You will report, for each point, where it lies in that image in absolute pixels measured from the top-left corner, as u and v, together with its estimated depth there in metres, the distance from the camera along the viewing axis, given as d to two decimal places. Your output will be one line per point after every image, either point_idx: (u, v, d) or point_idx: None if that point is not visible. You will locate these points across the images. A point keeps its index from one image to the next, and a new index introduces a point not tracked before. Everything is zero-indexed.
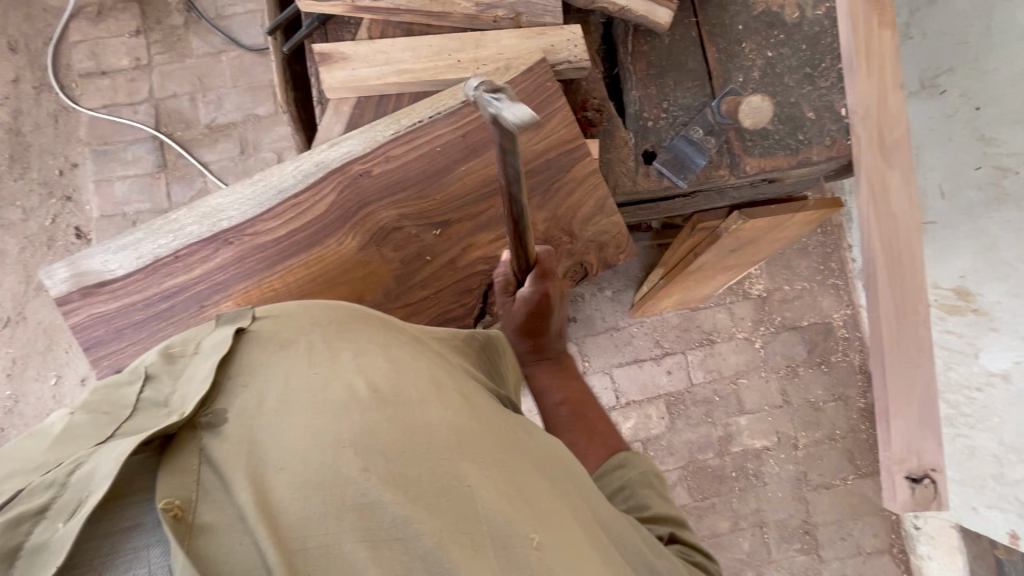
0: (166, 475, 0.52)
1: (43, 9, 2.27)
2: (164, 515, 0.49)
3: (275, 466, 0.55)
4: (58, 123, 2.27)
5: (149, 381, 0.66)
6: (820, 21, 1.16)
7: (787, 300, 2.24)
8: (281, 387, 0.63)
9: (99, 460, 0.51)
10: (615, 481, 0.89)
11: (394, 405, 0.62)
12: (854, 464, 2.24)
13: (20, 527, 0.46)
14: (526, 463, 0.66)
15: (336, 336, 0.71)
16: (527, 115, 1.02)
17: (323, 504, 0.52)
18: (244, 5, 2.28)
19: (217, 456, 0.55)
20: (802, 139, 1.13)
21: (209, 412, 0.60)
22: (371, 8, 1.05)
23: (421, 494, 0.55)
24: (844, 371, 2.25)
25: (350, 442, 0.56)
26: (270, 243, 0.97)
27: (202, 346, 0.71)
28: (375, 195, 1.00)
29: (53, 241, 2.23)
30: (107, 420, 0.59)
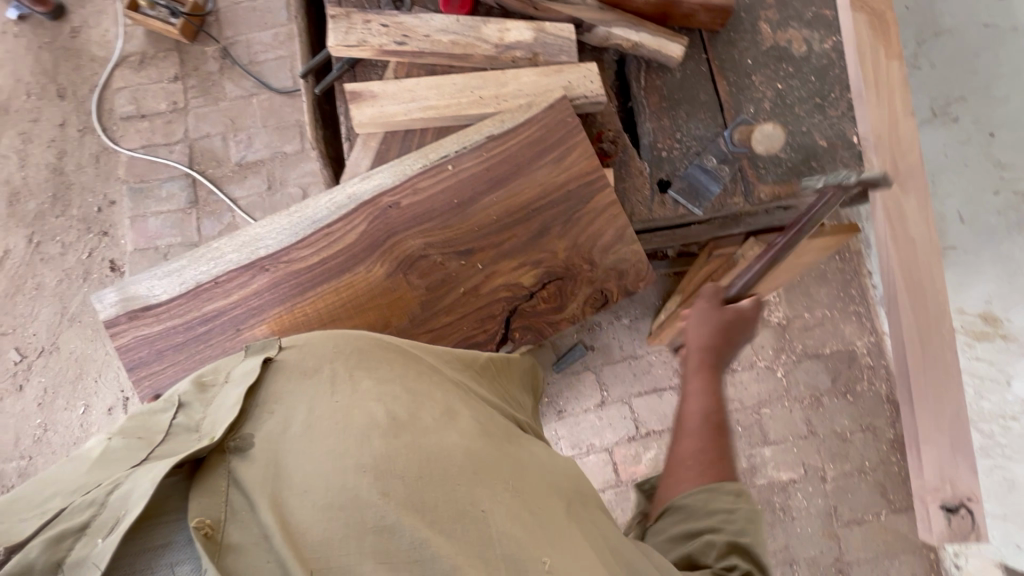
0: (198, 494, 0.55)
1: (91, 59, 2.45)
2: (196, 533, 0.51)
3: (300, 488, 0.58)
4: (99, 162, 2.40)
5: (181, 408, 0.68)
6: (827, 54, 1.20)
7: (808, 328, 2.23)
8: (304, 413, 0.66)
9: (136, 480, 0.53)
10: (726, 501, 0.87)
11: (412, 433, 0.66)
12: (887, 498, 2.15)
13: (62, 543, 0.48)
14: (537, 489, 0.70)
15: (356, 367, 0.74)
16: (546, 149, 1.07)
17: (344, 526, 0.55)
18: (275, 51, 2.43)
19: (244, 479, 0.58)
20: (816, 167, 1.15)
21: (237, 437, 0.63)
22: (396, 51, 1.11)
23: (437, 517, 0.59)
24: (871, 401, 2.20)
25: (370, 467, 0.60)
26: (306, 269, 1.01)
27: (232, 375, 0.73)
28: (401, 228, 1.04)
29: (89, 274, 2.33)
30: (141, 445, 0.62)
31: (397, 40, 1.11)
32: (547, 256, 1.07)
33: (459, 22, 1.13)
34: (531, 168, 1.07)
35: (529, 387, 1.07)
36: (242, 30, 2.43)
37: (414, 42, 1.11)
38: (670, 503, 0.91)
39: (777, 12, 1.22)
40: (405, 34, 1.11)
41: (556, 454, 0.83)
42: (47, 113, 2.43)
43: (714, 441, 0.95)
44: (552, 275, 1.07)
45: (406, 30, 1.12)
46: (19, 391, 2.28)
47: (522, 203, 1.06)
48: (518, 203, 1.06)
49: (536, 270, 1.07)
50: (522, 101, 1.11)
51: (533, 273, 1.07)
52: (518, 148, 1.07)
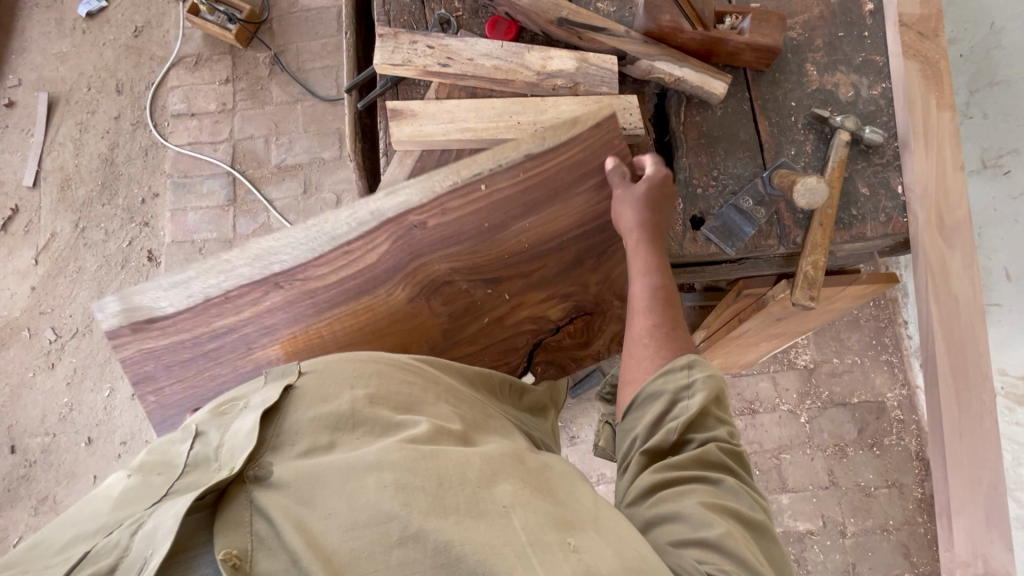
0: (222, 529, 0.61)
1: (150, 57, 2.57)
2: (224, 565, 0.57)
3: (322, 514, 0.63)
4: (147, 156, 2.50)
5: (198, 437, 0.73)
6: (875, 100, 1.17)
7: (836, 374, 2.16)
8: (324, 439, 0.72)
9: (157, 519, 0.59)
10: (680, 379, 0.86)
11: (429, 447, 0.70)
12: (910, 561, 2.04)
13: None
14: (559, 493, 0.73)
15: (375, 396, 0.78)
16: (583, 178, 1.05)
17: (372, 541, 0.61)
18: (323, 61, 2.52)
19: (266, 505, 0.63)
20: (856, 215, 1.11)
21: (256, 465, 0.68)
22: (440, 73, 1.13)
23: (459, 516, 0.64)
24: (899, 457, 2.11)
25: (389, 482, 0.65)
26: (328, 285, 1.02)
27: (252, 402, 0.77)
28: (421, 250, 1.03)
29: (127, 262, 2.41)
30: (161, 479, 0.67)
31: (441, 62, 1.13)
32: (578, 289, 1.09)
33: (504, 47, 1.15)
34: (568, 196, 1.06)
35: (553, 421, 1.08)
36: (294, 39, 2.53)
37: (458, 65, 1.13)
38: (635, 392, 0.90)
39: (825, 55, 1.20)
40: (450, 56, 1.14)
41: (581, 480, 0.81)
42: (104, 106, 2.55)
43: (662, 310, 0.94)
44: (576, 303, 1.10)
45: (451, 52, 1.14)
46: (50, 368, 2.36)
47: (553, 235, 1.06)
48: (549, 234, 1.06)
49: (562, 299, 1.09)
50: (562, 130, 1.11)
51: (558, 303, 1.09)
52: (553, 174, 1.05)
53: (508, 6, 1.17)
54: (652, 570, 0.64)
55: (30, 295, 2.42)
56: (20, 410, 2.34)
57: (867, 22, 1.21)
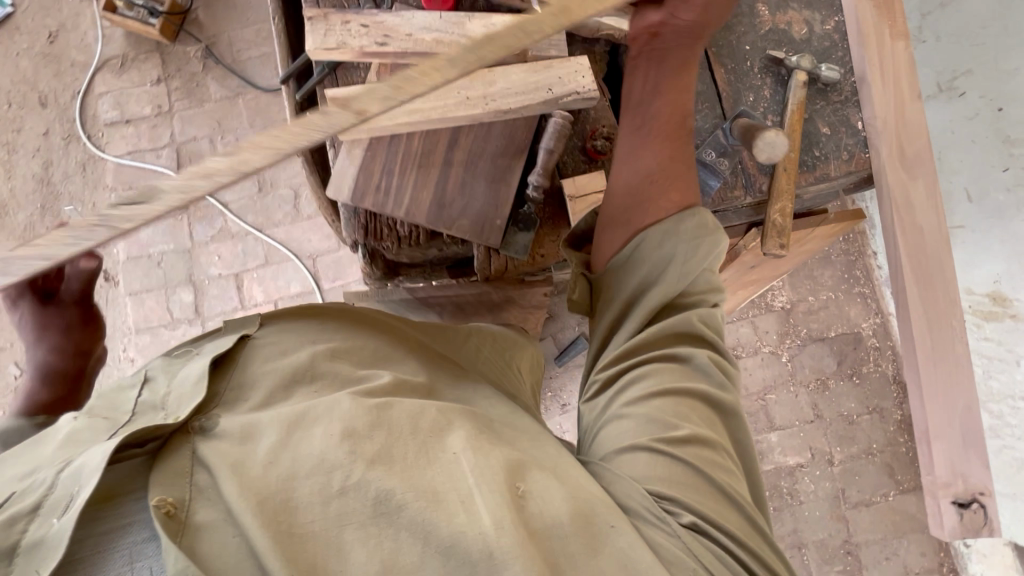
0: (157, 477, 0.69)
1: (71, 64, 2.40)
2: (158, 512, 0.64)
3: (263, 462, 0.71)
4: (86, 171, 2.36)
5: (147, 388, 0.84)
6: (829, 35, 1.15)
7: (812, 311, 2.21)
8: (280, 391, 0.84)
9: (82, 461, 0.67)
10: (674, 249, 0.92)
11: (378, 401, 0.81)
12: (895, 479, 2.14)
13: (16, 526, 0.62)
14: (491, 435, 0.84)
15: (334, 352, 0.92)
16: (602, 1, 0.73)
17: (314, 490, 0.70)
18: (259, 49, 2.38)
19: (207, 459, 0.71)
20: (819, 155, 1.10)
21: (199, 419, 0.77)
22: (378, 52, 1.07)
23: (400, 467, 0.73)
24: (877, 383, 2.18)
25: (337, 434, 0.75)
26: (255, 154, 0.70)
27: (201, 355, 0.88)
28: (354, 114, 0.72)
29: None
30: (104, 426, 0.77)
31: (379, 40, 1.07)
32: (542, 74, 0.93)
33: (443, 18, 1.09)
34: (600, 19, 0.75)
35: (527, 366, 1.18)
36: (224, 28, 2.38)
37: (397, 42, 1.07)
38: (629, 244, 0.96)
39: None
40: (387, 34, 1.07)
41: (517, 413, 0.96)
42: (30, 122, 2.39)
43: (667, 155, 0.96)
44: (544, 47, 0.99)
45: (387, 29, 1.07)
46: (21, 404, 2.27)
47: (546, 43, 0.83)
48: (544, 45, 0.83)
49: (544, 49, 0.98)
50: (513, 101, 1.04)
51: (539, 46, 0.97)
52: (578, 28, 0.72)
53: None
54: (586, 498, 0.76)
55: None
56: None
57: None
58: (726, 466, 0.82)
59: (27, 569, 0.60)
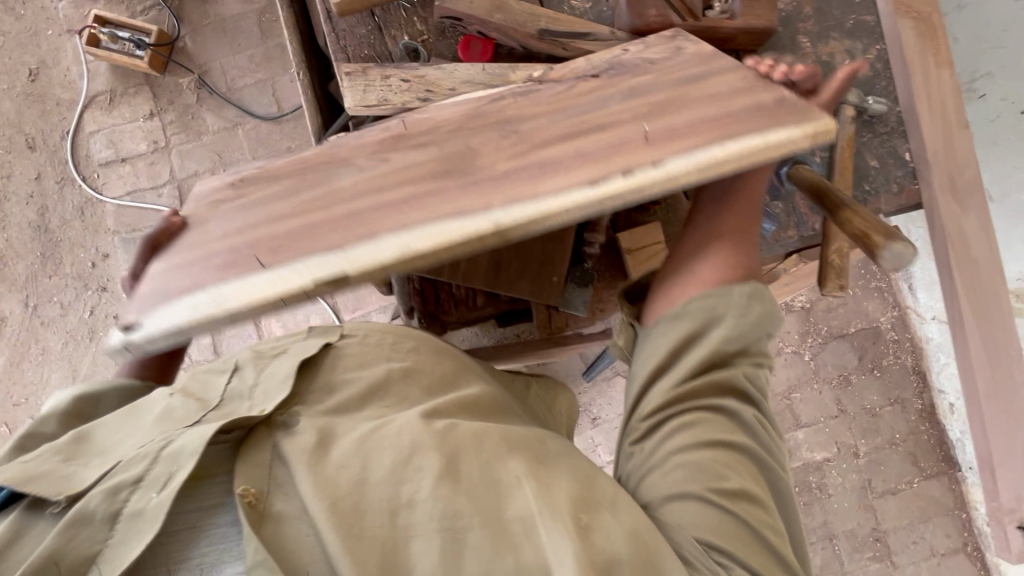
0: (242, 468, 0.70)
1: (57, 103, 2.29)
2: (241, 501, 0.66)
3: (336, 465, 0.70)
4: (84, 215, 2.27)
5: (236, 372, 0.85)
6: (871, 64, 1.14)
7: (832, 308, 2.24)
8: (352, 397, 0.82)
9: (182, 441, 0.68)
10: (735, 302, 0.84)
11: (446, 421, 0.78)
12: (918, 466, 2.20)
13: (120, 493, 0.65)
14: (554, 451, 0.81)
15: (409, 370, 0.88)
16: (633, 145, 0.72)
17: (377, 503, 0.68)
18: (254, 75, 2.28)
19: (286, 453, 0.72)
20: (870, 190, 1.10)
21: (282, 412, 0.78)
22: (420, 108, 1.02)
23: (467, 489, 0.70)
24: (897, 374, 2.23)
25: (407, 447, 0.73)
26: (316, 242, 0.71)
27: (291, 350, 0.89)
28: (400, 188, 0.75)
29: (94, 333, 2.23)
30: (194, 404, 0.78)
31: (421, 96, 1.02)
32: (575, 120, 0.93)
33: (486, 70, 1.05)
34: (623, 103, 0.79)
35: (566, 405, 1.19)
36: (215, 56, 2.29)
37: (439, 97, 1.02)
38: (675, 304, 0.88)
39: (815, 23, 1.14)
40: (429, 88, 1.03)
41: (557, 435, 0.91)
42: (20, 167, 2.29)
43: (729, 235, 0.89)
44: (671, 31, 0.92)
45: (430, 84, 1.04)
46: None
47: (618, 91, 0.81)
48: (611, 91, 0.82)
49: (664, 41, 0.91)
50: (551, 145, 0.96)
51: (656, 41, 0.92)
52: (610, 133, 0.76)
53: (481, 25, 1.07)
54: (643, 524, 0.72)
55: None
56: None
57: None
58: (774, 528, 0.76)
59: (123, 539, 0.62)
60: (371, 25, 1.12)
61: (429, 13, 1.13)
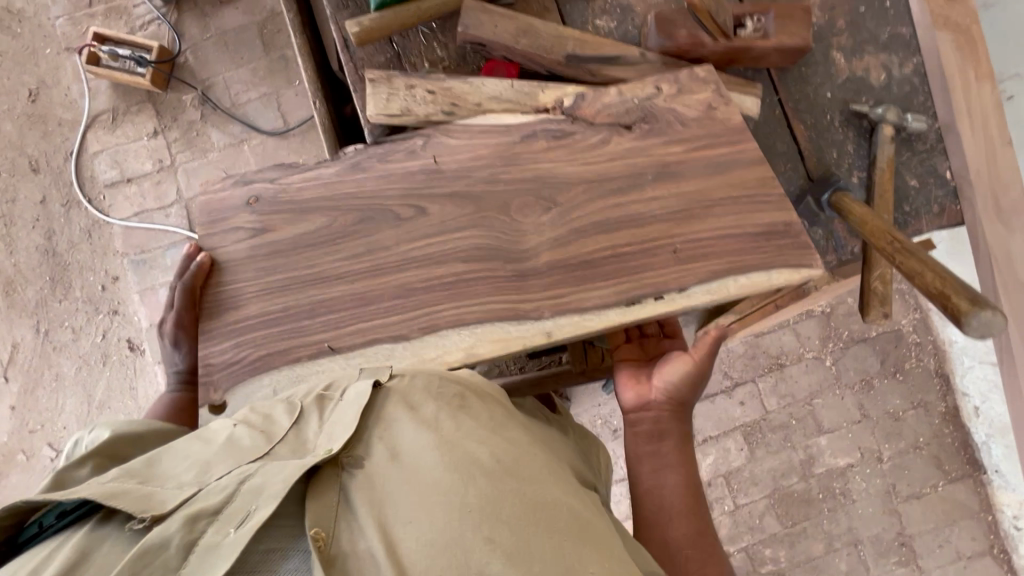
0: (312, 509, 0.69)
1: (59, 123, 2.25)
2: (314, 544, 0.64)
3: (405, 521, 0.68)
4: (92, 237, 2.24)
5: (299, 415, 0.86)
6: (909, 79, 1.09)
7: (853, 312, 2.21)
8: (411, 446, 0.77)
9: (262, 477, 0.69)
10: None
11: (515, 484, 0.73)
12: (943, 469, 2.18)
13: (198, 524, 0.64)
14: (610, 540, 0.76)
15: (460, 412, 0.83)
16: (587, 287, 0.95)
17: (447, 567, 0.64)
18: (257, 89, 2.23)
19: (355, 500, 0.70)
20: (909, 212, 1.06)
21: (349, 454, 0.77)
22: (445, 121, 1.03)
23: (539, 571, 0.66)
24: (920, 377, 2.20)
25: (474, 507, 0.69)
26: (364, 327, 0.99)
27: (347, 393, 0.88)
28: (422, 284, 0.99)
29: (108, 357, 2.22)
30: (262, 438, 0.80)
31: (446, 108, 1.02)
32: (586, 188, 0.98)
33: (514, 86, 1.02)
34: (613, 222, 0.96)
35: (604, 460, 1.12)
36: (218, 70, 2.24)
37: (465, 111, 1.02)
38: None
39: (850, 38, 1.10)
40: (454, 101, 1.02)
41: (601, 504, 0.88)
42: (24, 190, 2.26)
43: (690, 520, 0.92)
44: (673, 129, 0.97)
45: (455, 96, 1.02)
46: None
47: (593, 221, 0.96)
48: (596, 216, 0.96)
49: (671, 150, 0.96)
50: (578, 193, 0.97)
51: (667, 147, 0.96)
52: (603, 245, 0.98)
53: (504, 50, 1.03)
54: None
55: (12, 416, 2.23)
56: None
57: None
58: None
59: (197, 568, 0.61)
60: (390, 53, 1.08)
61: (449, 39, 1.08)
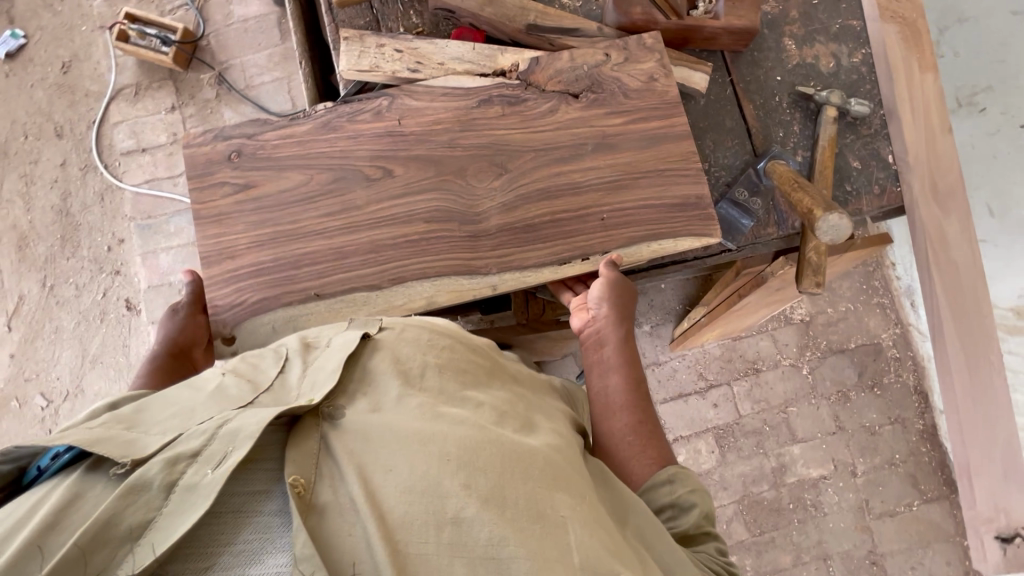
0: (291, 454, 0.66)
1: (85, 94, 2.42)
2: (291, 490, 0.61)
3: (383, 468, 0.67)
4: (104, 200, 2.37)
5: (286, 366, 0.83)
6: (857, 68, 1.15)
7: (832, 323, 2.22)
8: (392, 397, 0.77)
9: (240, 422, 0.66)
10: (665, 496, 0.86)
11: (494, 435, 0.73)
12: (919, 489, 2.14)
13: (178, 466, 0.61)
14: (593, 494, 0.76)
15: (444, 368, 0.83)
16: (529, 248, 1.01)
17: (425, 512, 0.64)
18: (272, 74, 2.37)
19: (334, 447, 0.69)
20: (851, 190, 1.10)
21: (330, 404, 0.75)
22: (410, 79, 1.10)
23: (516, 517, 0.65)
24: (898, 393, 2.19)
25: (453, 455, 0.68)
26: (331, 275, 1.04)
27: (333, 342, 0.87)
28: (389, 242, 1.04)
29: (106, 314, 2.32)
30: (247, 389, 0.77)
31: (411, 67, 1.10)
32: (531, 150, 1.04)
33: (476, 50, 1.11)
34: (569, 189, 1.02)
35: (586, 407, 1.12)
36: (236, 54, 2.39)
37: (429, 69, 1.10)
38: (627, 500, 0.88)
39: (801, 27, 1.16)
40: (420, 61, 1.10)
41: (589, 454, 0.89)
42: (47, 153, 2.41)
43: (636, 419, 0.94)
44: (616, 99, 1.04)
45: (420, 56, 1.11)
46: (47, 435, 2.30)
47: (536, 188, 1.02)
48: (538, 183, 1.03)
49: (611, 121, 1.03)
50: (528, 151, 1.04)
51: (607, 108, 1.04)
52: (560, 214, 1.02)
53: (472, 17, 1.12)
54: None
55: (9, 364, 2.34)
56: None
57: None
58: None
59: (175, 510, 0.58)
60: (369, 17, 1.18)
61: (425, 8, 1.18)
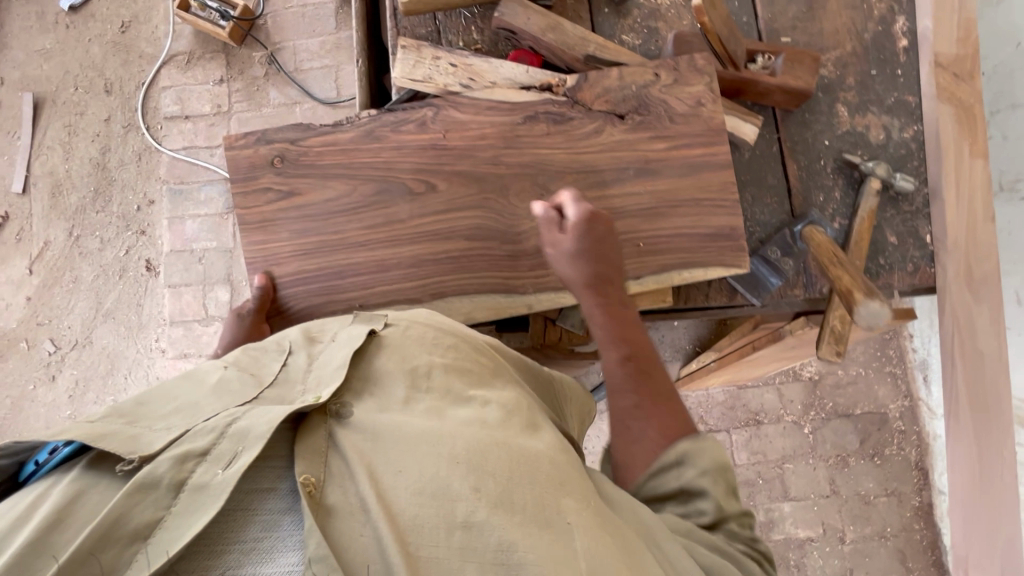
0: (302, 453, 0.64)
1: (139, 55, 2.47)
2: (303, 490, 0.59)
3: (393, 470, 0.66)
4: (141, 161, 2.42)
5: (289, 359, 0.82)
6: (906, 143, 1.15)
7: (840, 385, 2.20)
8: (401, 395, 0.76)
9: (249, 421, 0.63)
10: (672, 481, 0.81)
11: (501, 436, 0.71)
12: (906, 566, 2.12)
13: (187, 464, 0.59)
14: (601, 496, 0.74)
15: (451, 364, 0.82)
16: None
17: (436, 515, 0.62)
18: (321, 61, 2.40)
19: (343, 444, 0.67)
20: (883, 265, 1.10)
21: (338, 402, 0.73)
22: (458, 93, 1.10)
23: (525, 519, 0.64)
24: (899, 466, 2.16)
25: (461, 458, 0.67)
26: (372, 282, 1.06)
27: (337, 337, 0.86)
28: (429, 257, 1.06)
29: (125, 271, 2.35)
30: (251, 381, 0.75)
31: (464, 82, 1.10)
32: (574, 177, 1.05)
33: (529, 72, 1.11)
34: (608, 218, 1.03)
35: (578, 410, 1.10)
36: (289, 36, 2.42)
37: (479, 87, 1.10)
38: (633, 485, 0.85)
39: (856, 95, 1.16)
40: (473, 76, 1.11)
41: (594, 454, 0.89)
42: (93, 107, 2.46)
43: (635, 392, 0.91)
44: (664, 123, 1.05)
45: (474, 72, 1.11)
46: (51, 380, 2.35)
47: None
48: None
49: (654, 147, 1.05)
50: (569, 180, 1.05)
51: (651, 144, 1.05)
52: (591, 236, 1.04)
53: (532, 40, 1.13)
54: None
55: (26, 306, 2.38)
56: (23, 421, 2.33)
57: (900, 59, 1.17)
58: None
59: (184, 511, 0.56)
60: (430, 27, 1.19)
61: (486, 25, 1.20)
